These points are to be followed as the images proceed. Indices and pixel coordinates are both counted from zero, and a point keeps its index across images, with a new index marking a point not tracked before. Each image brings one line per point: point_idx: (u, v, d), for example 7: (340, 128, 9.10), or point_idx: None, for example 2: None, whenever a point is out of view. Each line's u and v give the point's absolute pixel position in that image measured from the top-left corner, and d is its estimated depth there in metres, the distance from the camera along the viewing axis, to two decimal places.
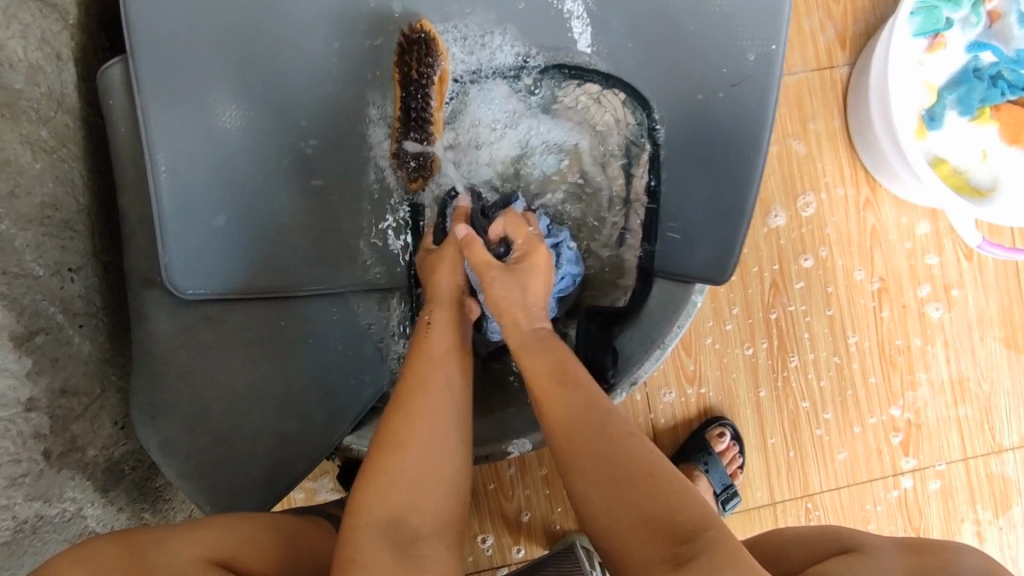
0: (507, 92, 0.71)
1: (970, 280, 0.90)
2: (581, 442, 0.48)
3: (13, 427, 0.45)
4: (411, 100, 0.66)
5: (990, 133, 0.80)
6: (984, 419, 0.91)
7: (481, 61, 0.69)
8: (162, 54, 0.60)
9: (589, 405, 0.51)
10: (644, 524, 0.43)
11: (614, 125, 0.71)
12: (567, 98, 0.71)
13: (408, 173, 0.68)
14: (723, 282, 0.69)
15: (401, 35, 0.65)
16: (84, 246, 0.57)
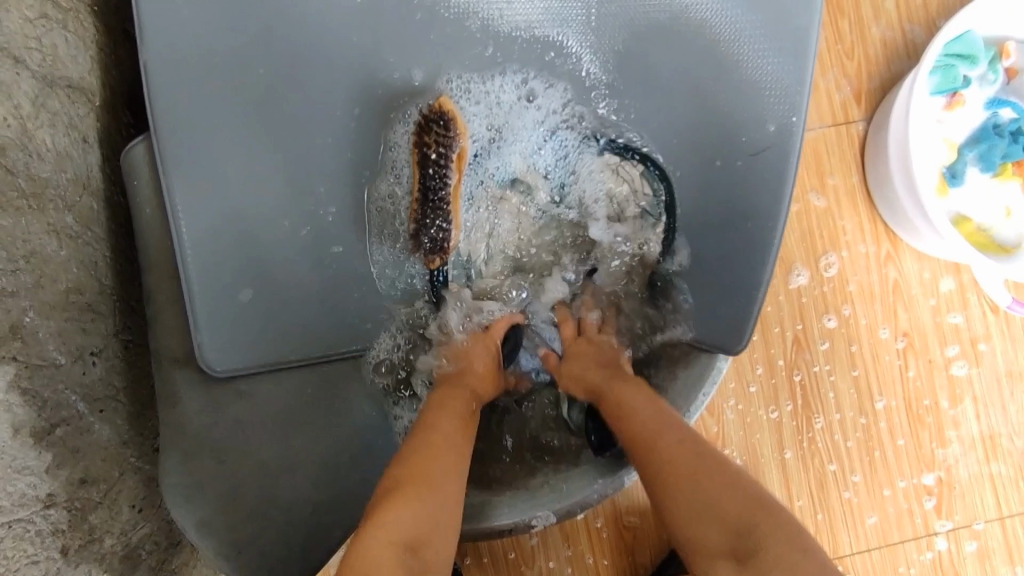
0: (522, 162, 0.71)
1: (997, 334, 0.88)
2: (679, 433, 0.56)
3: (33, 526, 0.44)
4: (428, 178, 0.67)
5: (1013, 189, 0.79)
6: (1020, 477, 0.88)
7: (496, 134, 0.70)
8: (185, 134, 0.61)
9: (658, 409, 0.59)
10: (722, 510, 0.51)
11: (630, 195, 0.71)
12: (583, 167, 0.72)
13: (426, 251, 0.69)
14: (741, 351, 0.67)
15: (419, 111, 0.66)
16: (107, 327, 0.57)
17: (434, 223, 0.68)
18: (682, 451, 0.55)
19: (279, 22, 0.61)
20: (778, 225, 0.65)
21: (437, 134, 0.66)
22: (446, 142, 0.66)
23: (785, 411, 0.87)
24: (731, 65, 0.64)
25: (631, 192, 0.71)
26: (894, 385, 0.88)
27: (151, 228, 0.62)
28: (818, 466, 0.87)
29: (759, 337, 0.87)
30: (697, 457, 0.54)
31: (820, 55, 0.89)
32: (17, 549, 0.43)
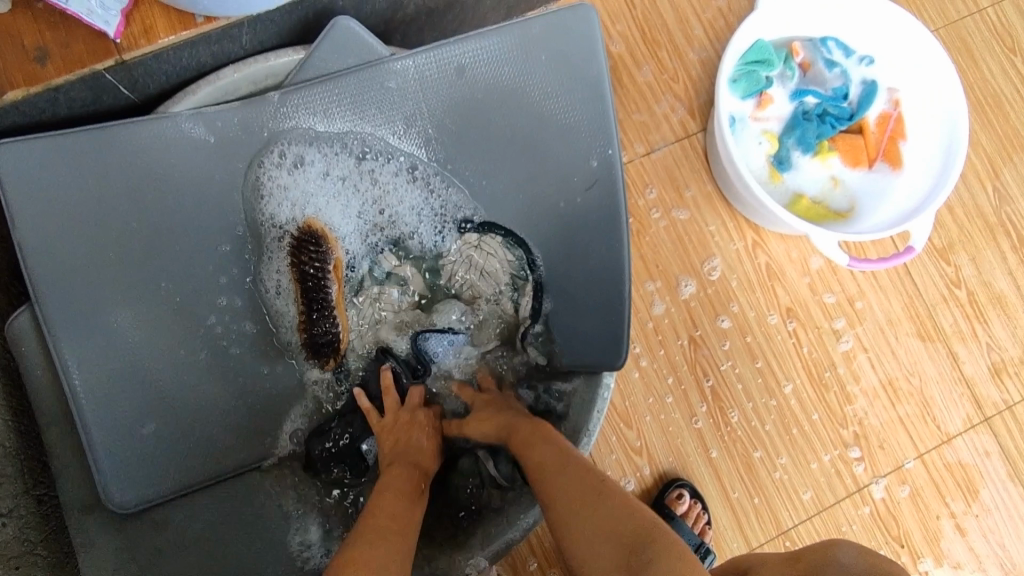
0: (395, 259, 0.76)
1: (868, 289, 0.97)
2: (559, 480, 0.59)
3: None
4: (310, 291, 0.71)
5: (835, 162, 0.89)
6: (925, 411, 0.95)
7: (365, 240, 0.75)
8: (70, 294, 0.65)
9: (565, 454, 0.61)
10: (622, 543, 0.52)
11: (497, 263, 0.76)
12: (451, 250, 0.77)
13: (321, 355, 0.72)
14: (623, 365, 0.75)
15: (290, 234, 0.71)
16: (15, 488, 0.60)
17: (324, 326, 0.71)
18: (590, 496, 0.56)
19: (137, 176, 0.66)
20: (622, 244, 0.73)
21: (310, 252, 0.72)
22: (321, 257, 0.72)
23: (701, 410, 0.92)
24: (546, 121, 0.73)
25: (497, 261, 0.76)
26: (792, 361, 0.95)
27: (45, 387, 0.65)
28: (745, 455, 0.92)
29: (659, 348, 0.93)
30: (600, 503, 0.55)
31: (650, 86, 0.98)
32: None
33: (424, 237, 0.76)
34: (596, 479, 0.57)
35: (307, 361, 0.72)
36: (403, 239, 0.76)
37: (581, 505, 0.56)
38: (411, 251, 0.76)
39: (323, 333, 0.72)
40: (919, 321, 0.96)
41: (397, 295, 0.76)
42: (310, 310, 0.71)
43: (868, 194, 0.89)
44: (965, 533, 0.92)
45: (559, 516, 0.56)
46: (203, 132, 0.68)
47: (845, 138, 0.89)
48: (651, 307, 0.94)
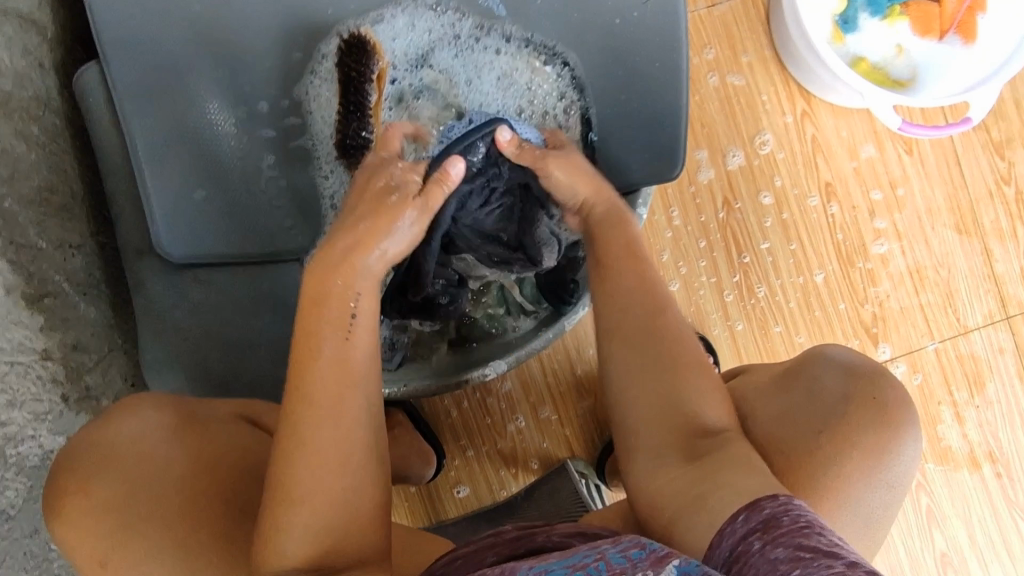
0: (435, 74, 0.73)
1: (913, 174, 0.95)
2: (627, 323, 0.55)
3: (33, 370, 0.52)
4: (350, 95, 0.72)
5: (904, 28, 0.85)
6: (947, 302, 0.95)
7: (412, 49, 0.73)
8: (129, 53, 0.67)
9: (646, 284, 0.57)
10: (666, 412, 0.52)
11: (543, 86, 0.74)
12: (497, 66, 0.74)
13: (352, 162, 0.72)
14: (678, 174, 0.76)
15: (340, 37, 0.71)
16: (84, 227, 0.65)
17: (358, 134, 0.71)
18: (648, 345, 0.54)
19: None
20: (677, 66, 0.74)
21: (357, 58, 0.71)
22: (366, 64, 0.71)
23: (729, 277, 0.93)
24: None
25: (543, 84, 0.74)
26: (823, 244, 0.95)
27: (112, 144, 0.69)
28: (765, 327, 0.93)
29: (692, 210, 0.93)
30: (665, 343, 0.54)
31: None
32: (21, 386, 0.51)
33: (472, 51, 0.74)
34: (663, 335, 0.54)
35: (340, 163, 0.72)
36: (449, 51, 0.74)
37: (646, 328, 0.55)
38: (455, 66, 0.74)
39: (357, 135, 0.71)
40: (959, 214, 0.95)
41: (433, 112, 0.72)
42: (349, 113, 0.72)
43: (938, 62, 0.85)
44: (963, 422, 0.94)
45: (619, 349, 0.55)
46: None
47: (920, 3, 0.84)
48: (699, 174, 0.94)
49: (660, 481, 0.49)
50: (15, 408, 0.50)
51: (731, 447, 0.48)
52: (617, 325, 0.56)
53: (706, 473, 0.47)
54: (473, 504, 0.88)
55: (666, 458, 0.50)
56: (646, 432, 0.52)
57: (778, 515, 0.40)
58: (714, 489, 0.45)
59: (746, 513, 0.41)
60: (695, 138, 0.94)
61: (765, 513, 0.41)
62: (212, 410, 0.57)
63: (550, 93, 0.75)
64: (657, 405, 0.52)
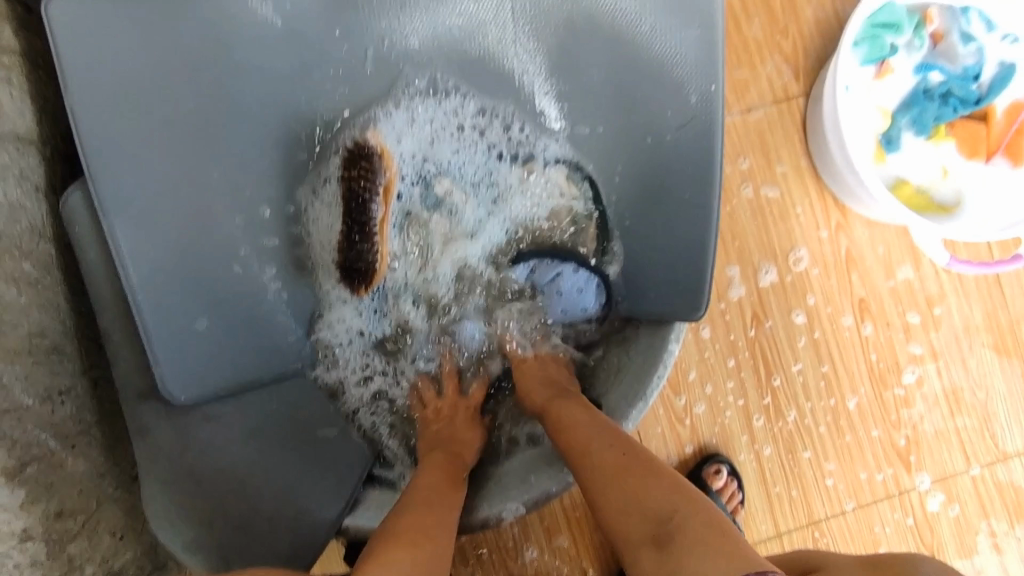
0: (449, 185, 0.77)
1: (951, 292, 0.91)
2: (581, 442, 0.61)
3: (11, 559, 0.47)
4: (353, 212, 0.71)
5: (949, 149, 0.81)
6: (985, 427, 0.90)
7: (427, 159, 0.76)
8: (125, 177, 0.63)
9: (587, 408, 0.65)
10: (633, 513, 0.54)
11: (555, 201, 0.76)
12: (507, 180, 0.77)
13: (353, 280, 0.73)
14: (699, 318, 0.70)
15: (347, 146, 0.71)
16: (74, 366, 0.60)
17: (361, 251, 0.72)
18: (618, 456, 0.59)
19: (200, 61, 0.64)
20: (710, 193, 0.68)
21: (362, 169, 0.71)
22: (371, 176, 0.71)
23: (760, 400, 0.90)
24: (655, 53, 0.68)
25: (555, 199, 0.76)
26: (856, 366, 0.91)
27: (99, 275, 0.63)
28: (793, 451, 0.90)
29: (720, 325, 0.90)
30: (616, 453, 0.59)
31: (760, 45, 0.89)
32: None
33: (486, 164, 0.77)
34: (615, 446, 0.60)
35: (342, 283, 0.73)
36: (462, 163, 0.77)
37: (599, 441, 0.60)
38: (467, 177, 0.77)
39: (362, 255, 0.72)
40: (998, 334, 0.90)
41: (444, 225, 0.77)
42: (351, 230, 0.71)
43: (983, 187, 0.81)
44: (1001, 552, 0.89)
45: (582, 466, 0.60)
46: (270, 11, 0.65)
47: (966, 124, 0.81)
48: (729, 290, 0.90)
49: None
50: None
51: (688, 534, 0.51)
52: (574, 445, 0.61)
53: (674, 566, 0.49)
54: None
55: (642, 550, 0.52)
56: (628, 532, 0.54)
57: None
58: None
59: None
60: (727, 255, 0.91)
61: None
62: None
63: (561, 209, 0.77)
64: (640, 506, 0.54)
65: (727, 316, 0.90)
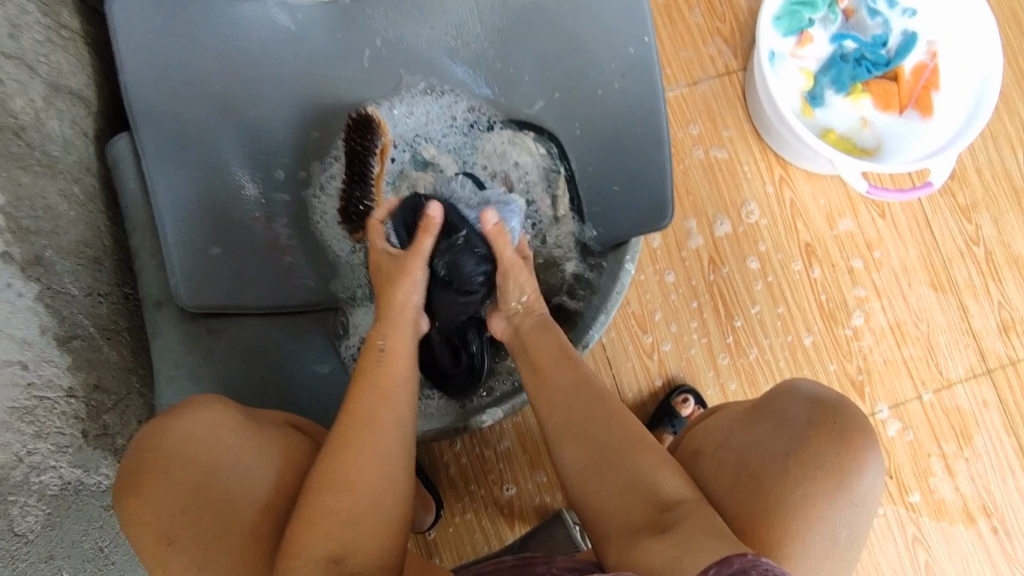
0: (435, 151, 0.87)
1: (887, 236, 1.01)
2: (566, 413, 0.60)
3: (59, 406, 0.55)
4: (355, 166, 0.81)
5: (867, 104, 0.94)
6: (929, 356, 0.98)
7: (416, 127, 0.86)
8: (162, 125, 0.75)
9: (577, 378, 0.62)
10: (629, 491, 0.54)
11: (531, 161, 0.85)
12: (488, 145, 0.86)
13: (352, 227, 0.80)
14: (669, 224, 0.82)
15: (349, 116, 0.82)
16: (109, 277, 0.70)
17: (359, 200, 0.80)
18: (606, 425, 0.58)
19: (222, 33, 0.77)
20: (658, 129, 0.81)
21: (362, 134, 0.81)
22: (371, 140, 0.81)
23: (722, 338, 0.97)
24: (588, 22, 0.80)
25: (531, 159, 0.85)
26: (808, 306, 0.99)
27: (136, 207, 0.74)
28: (756, 386, 0.97)
29: (682, 273, 0.98)
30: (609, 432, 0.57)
31: (701, 29, 1.03)
32: (49, 418, 0.54)
33: (470, 134, 0.87)
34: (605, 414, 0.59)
35: (342, 230, 0.81)
36: (449, 132, 0.87)
37: (581, 410, 0.59)
38: (453, 145, 0.87)
39: (359, 202, 0.80)
40: (933, 272, 1.00)
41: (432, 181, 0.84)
42: (352, 183, 0.81)
43: (899, 134, 0.93)
44: (954, 475, 0.96)
45: (568, 442, 0.58)
46: (286, 20, 0.79)
47: (880, 83, 0.93)
48: (688, 240, 0.99)
49: (636, 549, 0.49)
50: (43, 438, 0.52)
51: (688, 517, 0.50)
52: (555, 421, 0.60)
53: (677, 543, 0.47)
54: (467, 555, 0.89)
55: (639, 533, 0.51)
56: (621, 515, 0.53)
57: (748, 569, 0.43)
58: (685, 555, 0.46)
59: (716, 569, 0.44)
60: (686, 210, 1.00)
61: (733, 569, 0.43)
62: (268, 416, 0.61)
63: (537, 166, 0.85)
64: (626, 483, 0.54)
65: (688, 264, 0.98)
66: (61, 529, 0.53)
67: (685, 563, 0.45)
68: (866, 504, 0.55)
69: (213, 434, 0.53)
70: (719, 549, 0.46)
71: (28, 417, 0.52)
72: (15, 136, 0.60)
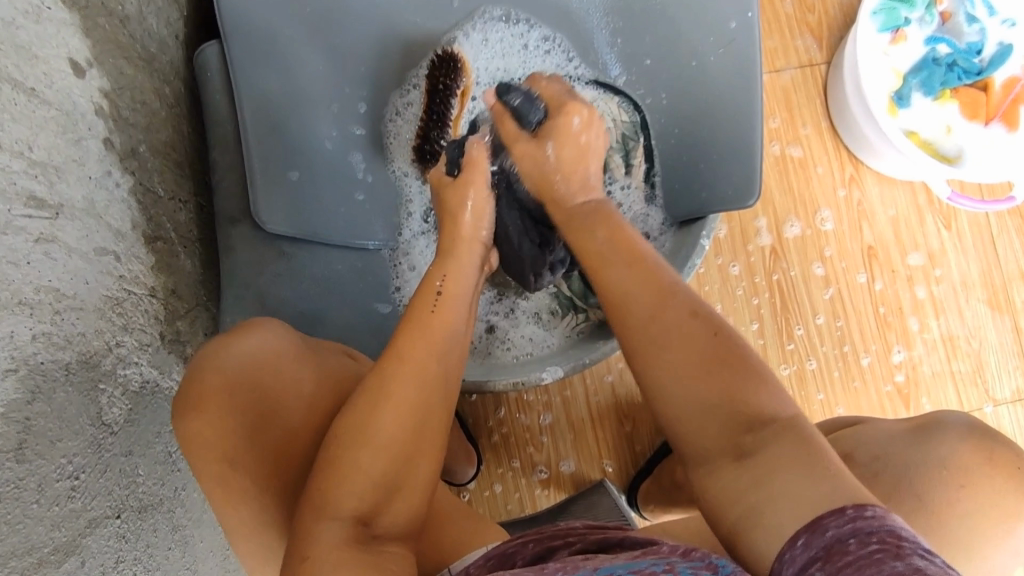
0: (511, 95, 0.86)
1: (950, 247, 0.99)
2: (631, 310, 0.50)
3: (143, 304, 0.54)
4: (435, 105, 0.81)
5: (952, 110, 0.92)
6: (977, 374, 0.98)
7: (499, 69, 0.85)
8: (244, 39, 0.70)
9: (636, 254, 0.54)
10: (701, 401, 0.45)
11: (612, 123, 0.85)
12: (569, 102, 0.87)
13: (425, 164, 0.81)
14: (754, 203, 0.77)
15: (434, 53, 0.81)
16: (189, 186, 0.68)
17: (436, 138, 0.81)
18: (660, 320, 0.48)
19: None
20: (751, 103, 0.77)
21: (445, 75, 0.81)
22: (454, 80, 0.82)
23: (780, 344, 0.96)
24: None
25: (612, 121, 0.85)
26: (867, 318, 0.98)
27: (221, 119, 0.72)
28: (806, 393, 0.96)
29: (744, 266, 0.97)
30: (676, 339, 0.47)
31: (790, 19, 1.01)
32: (135, 316, 0.53)
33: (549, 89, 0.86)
34: (668, 308, 0.49)
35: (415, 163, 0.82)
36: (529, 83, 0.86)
37: (653, 305, 0.49)
38: None
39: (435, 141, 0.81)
40: (991, 290, 0.99)
41: None
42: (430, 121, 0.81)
43: (981, 144, 0.92)
44: None
45: (631, 331, 0.49)
46: None
47: (969, 90, 0.92)
48: (756, 237, 0.97)
49: (714, 486, 0.43)
50: (129, 333, 0.51)
51: (779, 442, 0.41)
52: (619, 301, 0.51)
53: (758, 479, 0.40)
54: (501, 517, 0.88)
55: (717, 460, 0.43)
56: (692, 426, 0.45)
57: (846, 538, 0.35)
58: (769, 501, 0.39)
59: (807, 537, 0.37)
60: (756, 207, 0.98)
61: (828, 536, 0.36)
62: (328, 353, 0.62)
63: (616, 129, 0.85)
64: (694, 392, 0.45)
65: (752, 259, 0.97)
66: (140, 426, 0.52)
67: (765, 516, 0.39)
68: (989, 529, 0.56)
69: (255, 370, 0.56)
70: (823, 494, 0.38)
71: (118, 308, 0.50)
72: (121, 24, 0.57)
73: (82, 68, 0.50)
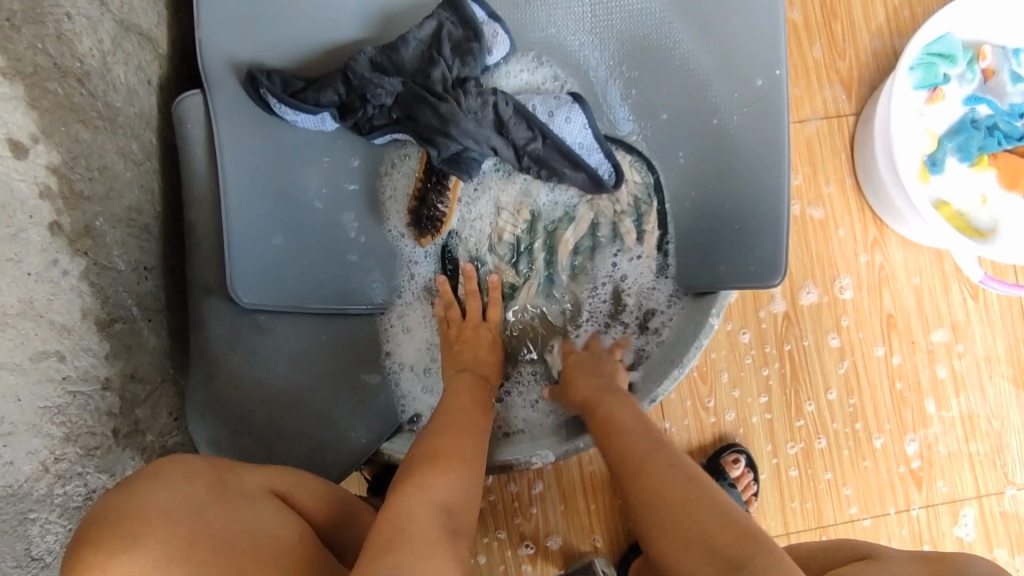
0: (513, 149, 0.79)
1: (976, 319, 0.93)
2: (639, 455, 0.54)
3: (93, 402, 0.49)
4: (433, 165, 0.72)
5: (989, 178, 0.86)
6: (996, 456, 0.92)
7: None
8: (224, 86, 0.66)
9: (648, 429, 0.58)
10: (686, 527, 0.46)
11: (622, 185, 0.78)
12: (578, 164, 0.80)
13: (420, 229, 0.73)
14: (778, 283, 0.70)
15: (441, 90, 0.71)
16: (156, 249, 0.63)
17: (433, 202, 0.72)
18: (660, 465, 0.52)
19: None
20: (778, 170, 0.70)
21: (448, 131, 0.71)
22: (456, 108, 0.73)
23: (789, 420, 0.91)
24: (748, 22, 0.70)
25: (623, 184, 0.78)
26: (883, 394, 0.92)
27: (197, 174, 0.66)
28: (813, 471, 0.91)
29: (755, 333, 0.91)
30: (660, 472, 0.51)
31: (819, 66, 0.94)
32: (81, 419, 0.47)
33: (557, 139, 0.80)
34: (661, 449, 0.55)
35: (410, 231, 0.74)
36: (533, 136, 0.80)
37: (652, 460, 0.53)
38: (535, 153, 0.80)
39: (433, 206, 0.72)
40: (1017, 367, 0.93)
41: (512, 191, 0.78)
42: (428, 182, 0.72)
43: (1019, 217, 0.85)
44: None
45: (636, 474, 0.53)
46: None
47: (1009, 157, 0.84)
48: (770, 303, 0.92)
49: None
50: (71, 443, 0.46)
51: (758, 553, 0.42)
52: (637, 485, 0.52)
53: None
54: None
55: (700, 572, 0.43)
56: (682, 554, 0.45)
57: None
58: None
59: None
60: None
61: None
62: (250, 480, 0.51)
63: (626, 191, 0.77)
64: (691, 512, 0.47)
65: (764, 326, 0.91)
66: None
67: None
68: None
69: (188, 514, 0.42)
70: None
71: (58, 417, 0.45)
72: (79, 83, 0.52)
73: (24, 146, 0.44)
